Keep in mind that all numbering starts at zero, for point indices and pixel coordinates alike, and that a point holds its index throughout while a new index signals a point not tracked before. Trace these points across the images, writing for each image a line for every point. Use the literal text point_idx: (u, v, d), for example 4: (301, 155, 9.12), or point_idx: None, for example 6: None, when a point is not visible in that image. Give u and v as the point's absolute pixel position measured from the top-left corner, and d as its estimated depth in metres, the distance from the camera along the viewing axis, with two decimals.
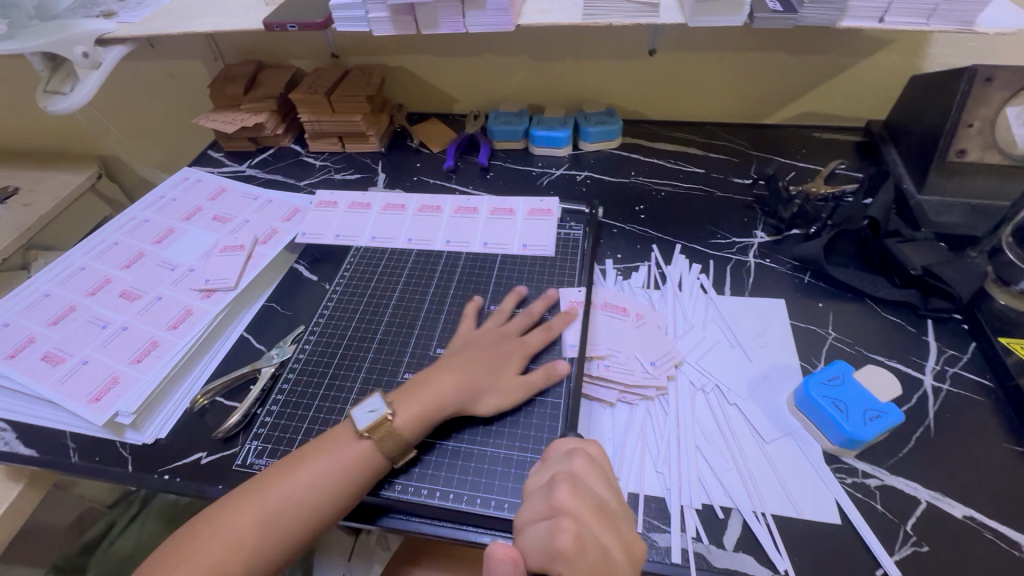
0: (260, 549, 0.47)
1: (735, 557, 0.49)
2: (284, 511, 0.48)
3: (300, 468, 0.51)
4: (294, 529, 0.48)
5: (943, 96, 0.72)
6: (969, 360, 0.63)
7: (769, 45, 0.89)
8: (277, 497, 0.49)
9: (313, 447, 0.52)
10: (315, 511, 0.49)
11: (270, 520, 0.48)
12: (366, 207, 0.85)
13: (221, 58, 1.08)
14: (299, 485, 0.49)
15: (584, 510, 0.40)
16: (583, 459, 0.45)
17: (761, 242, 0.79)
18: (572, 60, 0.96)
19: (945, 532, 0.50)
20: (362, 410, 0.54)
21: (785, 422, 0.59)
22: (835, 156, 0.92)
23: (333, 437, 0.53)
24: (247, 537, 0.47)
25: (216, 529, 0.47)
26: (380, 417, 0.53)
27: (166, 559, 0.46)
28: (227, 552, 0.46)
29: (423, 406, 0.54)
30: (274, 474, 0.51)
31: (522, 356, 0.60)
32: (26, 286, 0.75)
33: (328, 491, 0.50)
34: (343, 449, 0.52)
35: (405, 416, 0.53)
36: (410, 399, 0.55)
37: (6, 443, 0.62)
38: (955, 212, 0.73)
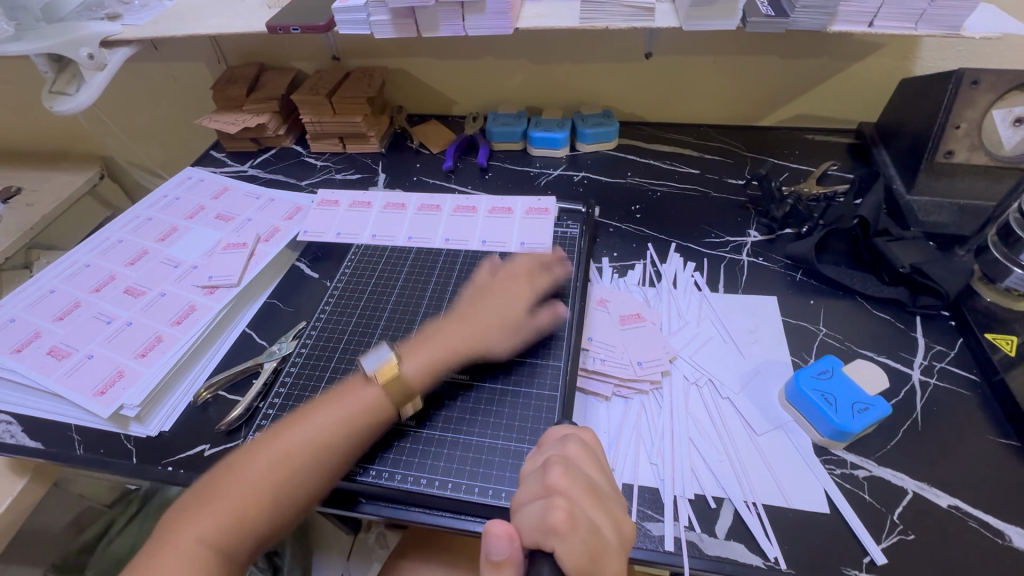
0: (279, 490, 0.51)
1: (726, 545, 0.51)
2: (300, 453, 0.52)
3: (312, 414, 0.55)
4: (309, 470, 0.52)
5: (931, 99, 0.74)
6: (956, 355, 0.64)
7: (763, 49, 0.90)
8: (291, 441, 0.53)
9: (324, 395, 0.57)
10: (327, 451, 0.53)
11: (286, 462, 0.51)
12: (367, 205, 0.86)
13: (224, 60, 1.09)
14: (312, 428, 0.53)
15: (576, 490, 0.42)
16: (576, 444, 0.47)
17: (754, 242, 0.80)
18: (570, 63, 0.97)
19: (931, 521, 0.51)
20: (371, 358, 0.58)
21: (777, 415, 0.60)
22: (827, 158, 0.94)
23: (345, 389, 0.57)
24: (266, 479, 0.51)
25: (236, 475, 0.51)
26: (389, 362, 0.57)
27: (188, 509, 0.50)
28: (248, 496, 0.50)
29: (434, 354, 0.60)
30: (288, 422, 0.54)
31: (532, 295, 0.67)
32: (32, 282, 0.76)
33: (339, 432, 0.53)
34: (353, 394, 0.56)
35: (415, 365, 0.59)
36: (421, 350, 0.61)
37: (12, 436, 0.63)
38: (943, 212, 0.75)
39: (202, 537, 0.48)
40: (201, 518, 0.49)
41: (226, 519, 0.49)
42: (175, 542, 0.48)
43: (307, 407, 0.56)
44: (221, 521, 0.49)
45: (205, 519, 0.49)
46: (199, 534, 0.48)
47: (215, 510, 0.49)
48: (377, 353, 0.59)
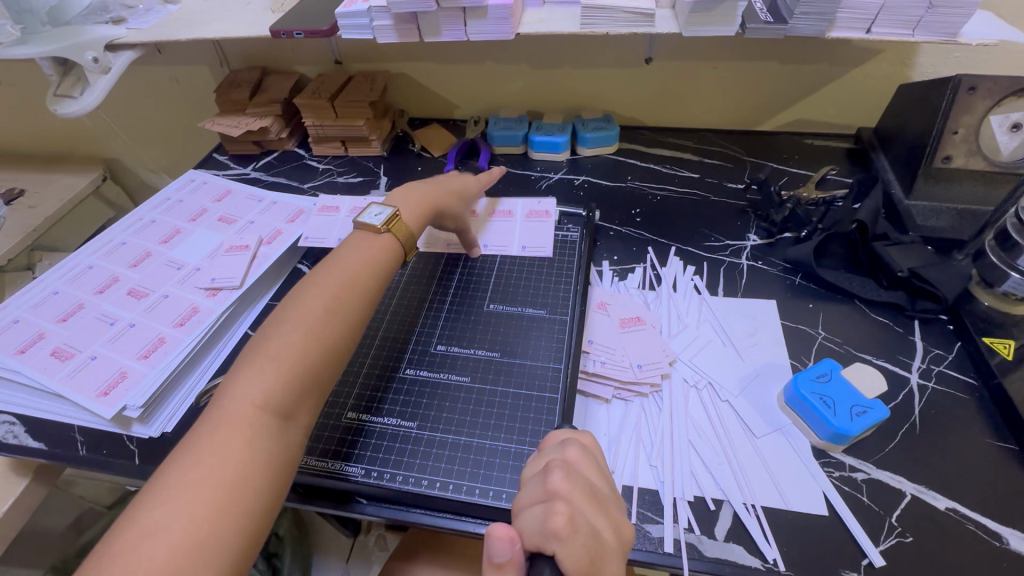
0: (331, 332, 0.54)
1: (725, 547, 0.51)
2: (341, 295, 0.56)
3: (337, 265, 0.59)
4: (352, 309, 0.56)
5: (929, 104, 0.75)
6: (954, 359, 0.64)
7: (762, 54, 0.91)
8: (329, 286, 0.57)
9: (340, 251, 0.61)
10: (364, 291, 0.58)
11: (329, 304, 0.55)
12: (334, 210, 0.86)
13: (227, 63, 1.10)
14: (343, 275, 0.58)
15: (577, 495, 0.41)
16: (576, 447, 0.47)
17: (754, 246, 0.81)
18: (570, 67, 0.98)
19: (928, 523, 0.51)
20: (371, 216, 0.65)
21: (775, 418, 0.60)
22: (826, 162, 0.94)
23: (358, 240, 0.63)
24: (317, 320, 0.53)
25: (283, 329, 0.52)
26: (391, 214, 0.65)
27: (242, 375, 0.49)
28: (303, 340, 0.51)
29: (417, 208, 0.69)
30: (317, 277, 0.58)
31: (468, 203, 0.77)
32: (36, 283, 0.76)
33: (369, 277, 0.60)
34: (371, 242, 0.63)
35: (411, 217, 0.68)
36: (409, 203, 0.69)
37: (16, 437, 0.65)
38: (942, 217, 0.75)
39: (270, 399, 0.47)
40: (266, 381, 0.48)
41: (285, 368, 0.49)
42: (239, 404, 0.46)
43: (325, 265, 0.60)
44: (282, 370, 0.49)
45: (268, 373, 0.48)
46: (263, 392, 0.47)
47: (275, 370, 0.49)
48: (373, 209, 0.66)
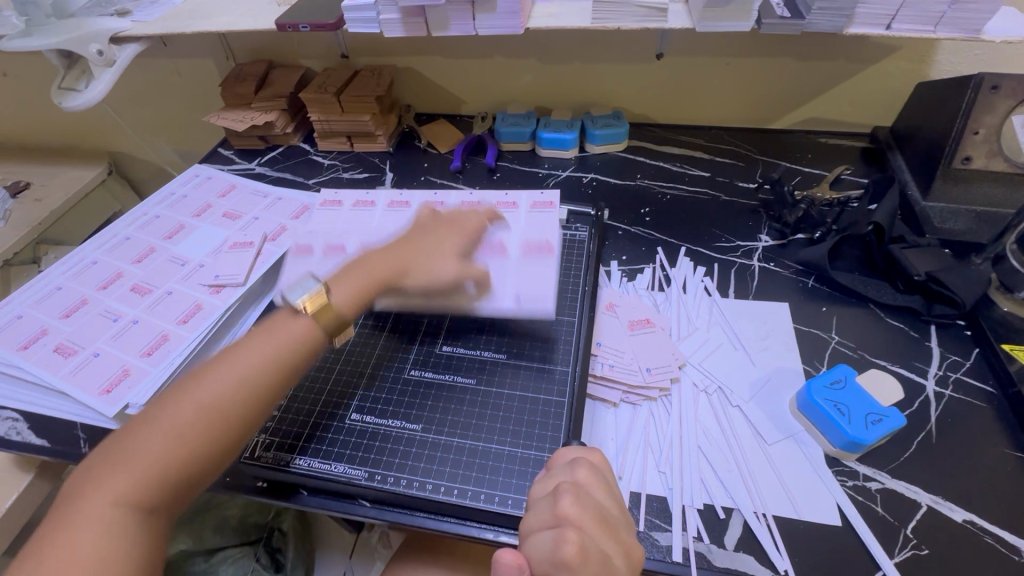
0: (205, 439, 0.45)
1: (735, 557, 0.50)
2: (225, 396, 0.47)
3: (235, 352, 0.50)
4: (239, 413, 0.47)
5: (950, 103, 0.72)
6: (972, 366, 0.63)
7: (776, 51, 0.89)
8: (217, 380, 0.48)
9: (246, 334, 0.52)
10: (258, 391, 0.49)
11: (211, 405, 0.46)
12: (342, 250, 0.78)
13: (232, 57, 1.09)
14: (235, 368, 0.48)
15: (588, 520, 0.40)
16: (585, 467, 0.45)
17: (765, 246, 0.79)
18: (580, 63, 0.96)
19: (945, 536, 0.50)
20: (294, 289, 0.55)
21: (787, 424, 0.59)
22: (841, 162, 0.92)
23: (272, 322, 0.54)
24: (189, 423, 0.45)
25: (151, 423, 0.45)
26: (317, 292, 0.55)
27: (98, 471, 0.43)
28: (168, 446, 0.44)
29: (359, 284, 0.59)
30: (209, 363, 0.49)
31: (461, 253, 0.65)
32: (39, 279, 0.76)
33: (271, 371, 0.50)
34: (282, 327, 0.52)
35: (343, 295, 0.57)
36: (347, 278, 0.59)
37: (19, 433, 0.64)
38: (960, 219, 0.73)
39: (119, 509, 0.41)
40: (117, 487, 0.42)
41: (145, 475, 0.43)
42: (86, 509, 0.41)
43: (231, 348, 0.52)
44: (139, 476, 0.43)
45: (120, 478, 0.42)
46: (114, 498, 0.41)
47: (129, 477, 0.42)
48: (303, 283, 0.55)
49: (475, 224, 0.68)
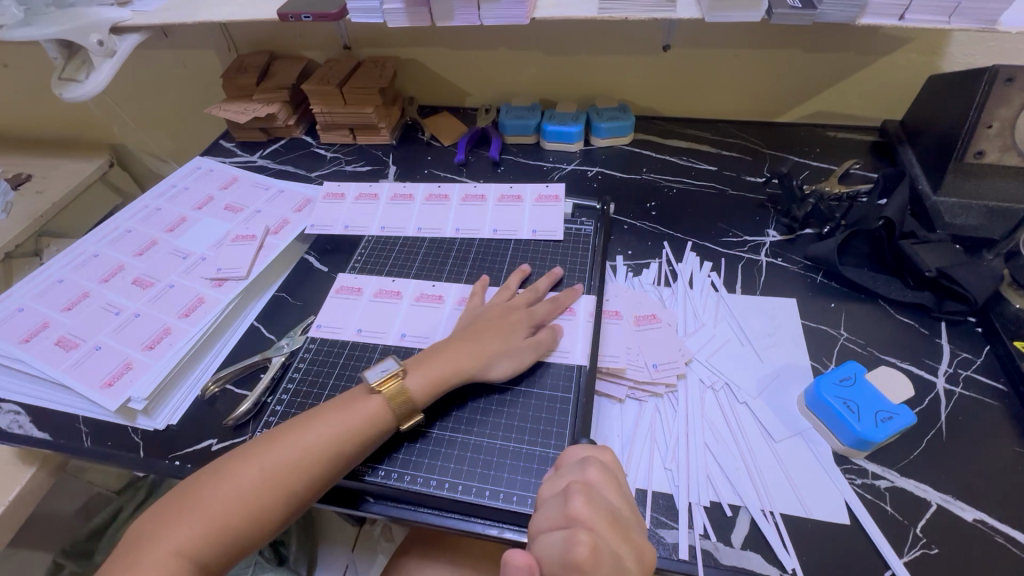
0: (264, 505, 0.48)
1: (743, 555, 0.49)
2: (290, 465, 0.49)
3: (311, 424, 0.51)
4: (297, 484, 0.49)
5: (963, 96, 0.71)
6: (982, 363, 0.62)
7: (785, 42, 0.88)
8: (287, 451, 0.50)
9: (325, 405, 0.54)
10: (320, 468, 0.50)
11: (275, 472, 0.49)
12: (395, 295, 0.71)
13: (234, 48, 1.08)
14: (304, 440, 0.50)
15: (598, 522, 0.40)
16: (596, 467, 0.44)
17: (773, 241, 0.78)
18: (585, 55, 0.95)
19: (956, 536, 0.49)
20: (374, 370, 0.55)
21: (795, 422, 0.58)
22: (850, 156, 0.91)
23: (346, 398, 0.54)
24: (254, 487, 0.48)
25: (223, 481, 0.48)
26: (392, 374, 0.54)
27: (171, 514, 0.47)
28: (230, 506, 0.47)
29: (439, 369, 0.56)
30: (286, 429, 0.52)
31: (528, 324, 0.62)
32: (41, 271, 0.75)
33: (337, 449, 0.50)
34: (355, 405, 0.53)
35: (419, 380, 0.55)
36: (426, 363, 0.56)
37: (20, 426, 0.63)
38: (971, 214, 0.72)
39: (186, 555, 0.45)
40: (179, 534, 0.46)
41: (207, 528, 0.46)
42: (153, 550, 0.45)
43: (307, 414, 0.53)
44: (202, 529, 0.46)
45: (185, 527, 0.46)
46: (176, 546, 0.45)
47: (194, 527, 0.46)
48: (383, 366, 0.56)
49: (545, 311, 0.64)
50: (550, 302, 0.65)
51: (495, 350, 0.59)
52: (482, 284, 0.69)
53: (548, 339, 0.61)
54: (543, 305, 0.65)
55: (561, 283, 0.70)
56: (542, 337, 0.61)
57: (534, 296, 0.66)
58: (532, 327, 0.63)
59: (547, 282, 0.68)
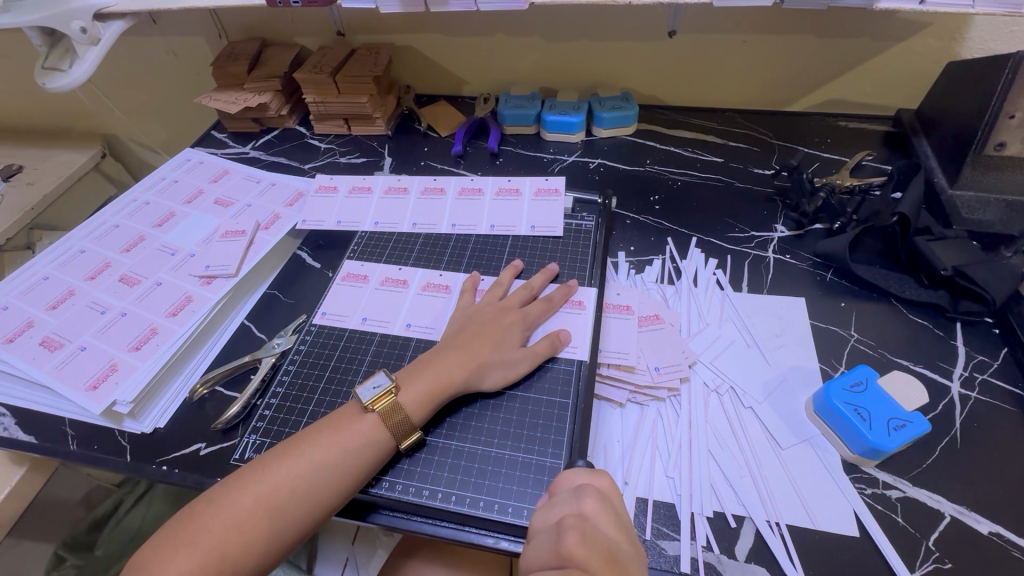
0: (259, 536, 0.45)
1: (746, 568, 0.47)
2: (284, 491, 0.47)
3: (303, 447, 0.49)
4: (293, 510, 0.47)
5: (985, 85, 0.67)
6: (1000, 367, 0.59)
7: (797, 28, 0.84)
8: (281, 477, 0.47)
9: (316, 427, 0.51)
10: (316, 494, 0.47)
11: (269, 499, 0.46)
12: (402, 284, 0.70)
13: (225, 35, 1.05)
14: (296, 466, 0.48)
15: (594, 562, 0.36)
16: (592, 497, 0.42)
17: (781, 237, 0.76)
18: (587, 42, 0.92)
19: (970, 550, 0.47)
20: (366, 387, 0.54)
21: (803, 428, 0.56)
22: (861, 147, 0.88)
23: (338, 417, 0.52)
24: (247, 517, 0.45)
25: (216, 511, 0.46)
26: (386, 390, 0.53)
27: (163, 549, 0.45)
28: (225, 536, 0.45)
29: (431, 384, 0.54)
30: (277, 454, 0.49)
31: (523, 332, 0.60)
32: (27, 267, 0.73)
33: (332, 473, 0.48)
34: (347, 425, 0.51)
35: (413, 395, 0.53)
36: (419, 376, 0.54)
37: (6, 429, 0.61)
38: (989, 209, 0.69)
39: None
40: (179, 562, 0.43)
41: (201, 561, 0.44)
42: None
43: (300, 436, 0.51)
44: (196, 563, 0.43)
45: (178, 562, 0.43)
46: None
47: (189, 559, 0.44)
48: (375, 380, 0.54)
49: (538, 312, 0.62)
50: (544, 302, 0.63)
51: (490, 359, 0.56)
52: (473, 282, 0.67)
53: (546, 349, 0.58)
54: (537, 304, 0.62)
55: (558, 278, 0.68)
56: (538, 348, 0.58)
57: (528, 294, 0.64)
58: (526, 332, 0.60)
59: (543, 279, 0.66)
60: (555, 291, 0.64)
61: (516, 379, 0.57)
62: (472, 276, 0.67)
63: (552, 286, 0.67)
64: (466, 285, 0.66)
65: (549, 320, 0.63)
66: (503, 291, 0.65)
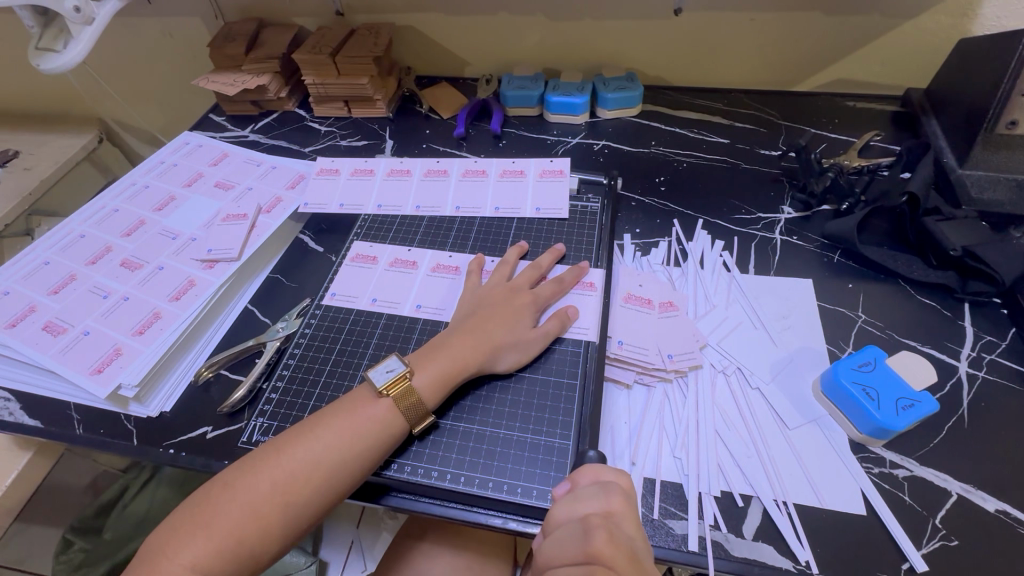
0: (276, 520, 0.45)
1: (754, 547, 0.48)
2: (300, 476, 0.47)
3: (317, 431, 0.49)
4: (309, 494, 0.47)
5: (998, 61, 0.66)
6: (1007, 347, 0.59)
7: (804, 5, 0.82)
8: (297, 462, 0.47)
9: (330, 410, 0.51)
10: (331, 478, 0.47)
11: (285, 483, 0.46)
12: (411, 265, 0.70)
13: (222, 15, 1.03)
14: (311, 451, 0.48)
15: (621, 561, 0.37)
16: (618, 494, 0.42)
17: (788, 219, 0.75)
18: (592, 21, 0.90)
19: (976, 527, 0.48)
20: (379, 370, 0.53)
21: (810, 409, 0.56)
22: (870, 127, 0.86)
23: (350, 400, 0.52)
24: (263, 502, 0.45)
25: (231, 495, 0.46)
26: (399, 375, 0.52)
27: (179, 532, 0.45)
28: (241, 520, 0.45)
29: (443, 365, 0.53)
30: (291, 438, 0.49)
31: (531, 313, 0.59)
32: (26, 252, 0.73)
33: (346, 457, 0.48)
34: (360, 409, 0.50)
35: (425, 378, 0.53)
36: (431, 360, 0.54)
37: (11, 413, 0.61)
38: (999, 188, 0.68)
39: (198, 569, 0.43)
40: (197, 545, 0.44)
41: (219, 545, 0.44)
42: (165, 569, 0.43)
43: (313, 420, 0.50)
44: (215, 547, 0.44)
45: (196, 545, 0.44)
46: (191, 561, 0.43)
47: (207, 542, 0.44)
48: (386, 364, 0.53)
49: (549, 293, 0.61)
50: (554, 283, 0.62)
51: (499, 341, 0.56)
52: (478, 263, 0.66)
53: (555, 328, 0.58)
54: (548, 285, 0.62)
55: (566, 260, 0.68)
56: (546, 328, 0.58)
57: (537, 274, 0.64)
58: (536, 314, 0.60)
59: (550, 259, 0.66)
60: (565, 273, 0.64)
61: (527, 361, 0.57)
62: (478, 257, 0.67)
63: (560, 267, 0.67)
64: (472, 266, 0.66)
65: (558, 299, 0.62)
66: (510, 272, 0.64)
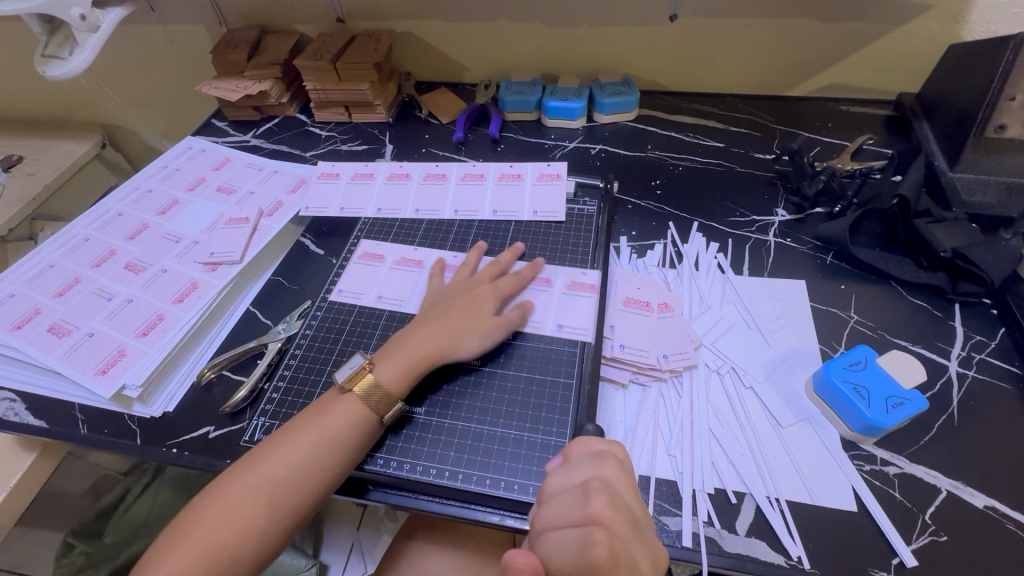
0: (258, 526, 0.46)
1: (747, 543, 0.49)
2: (276, 481, 0.48)
3: (295, 436, 0.50)
4: (292, 497, 0.48)
5: (987, 66, 0.68)
6: (997, 347, 0.60)
7: (798, 11, 0.84)
8: (271, 468, 0.48)
9: (305, 415, 0.52)
10: (306, 480, 0.48)
11: (262, 489, 0.47)
12: (409, 265, 0.71)
13: (225, 22, 1.04)
14: (292, 455, 0.49)
15: (620, 524, 0.38)
16: (613, 463, 0.43)
17: (782, 221, 0.76)
18: (589, 27, 0.91)
19: (966, 523, 0.48)
20: (343, 369, 0.54)
21: (802, 408, 0.57)
22: (863, 132, 0.88)
23: (320, 403, 0.53)
24: (244, 509, 0.46)
25: (211, 506, 0.47)
26: (358, 369, 0.53)
27: (164, 547, 0.45)
28: (223, 529, 0.45)
29: (408, 357, 0.55)
30: (266, 446, 0.50)
31: (495, 302, 0.61)
32: (32, 256, 0.74)
33: (319, 458, 0.49)
34: (330, 412, 0.51)
35: (391, 370, 0.54)
36: (394, 353, 0.55)
37: (17, 414, 0.62)
38: (989, 191, 0.69)
39: None
40: (182, 555, 0.44)
41: (204, 555, 0.45)
42: None
43: (285, 429, 0.51)
44: (206, 554, 0.45)
45: (180, 556, 0.44)
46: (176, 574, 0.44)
47: (191, 552, 0.44)
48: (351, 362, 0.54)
49: (510, 285, 0.63)
50: (513, 277, 0.64)
51: (463, 329, 0.57)
52: (440, 264, 0.68)
53: (517, 318, 0.60)
54: (507, 279, 0.63)
55: (526, 258, 0.69)
56: (509, 316, 0.60)
57: (498, 269, 0.65)
58: (498, 301, 0.61)
59: (510, 256, 0.67)
60: (524, 269, 0.66)
61: (491, 347, 0.58)
62: (439, 260, 0.68)
63: (520, 263, 0.68)
64: (433, 268, 0.67)
65: (518, 292, 0.64)
66: (472, 269, 0.66)
